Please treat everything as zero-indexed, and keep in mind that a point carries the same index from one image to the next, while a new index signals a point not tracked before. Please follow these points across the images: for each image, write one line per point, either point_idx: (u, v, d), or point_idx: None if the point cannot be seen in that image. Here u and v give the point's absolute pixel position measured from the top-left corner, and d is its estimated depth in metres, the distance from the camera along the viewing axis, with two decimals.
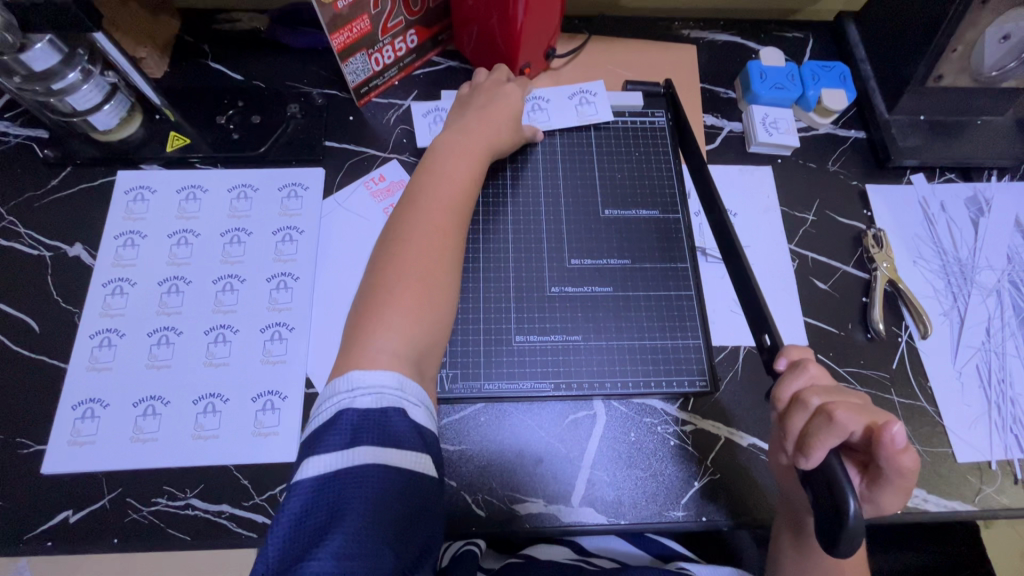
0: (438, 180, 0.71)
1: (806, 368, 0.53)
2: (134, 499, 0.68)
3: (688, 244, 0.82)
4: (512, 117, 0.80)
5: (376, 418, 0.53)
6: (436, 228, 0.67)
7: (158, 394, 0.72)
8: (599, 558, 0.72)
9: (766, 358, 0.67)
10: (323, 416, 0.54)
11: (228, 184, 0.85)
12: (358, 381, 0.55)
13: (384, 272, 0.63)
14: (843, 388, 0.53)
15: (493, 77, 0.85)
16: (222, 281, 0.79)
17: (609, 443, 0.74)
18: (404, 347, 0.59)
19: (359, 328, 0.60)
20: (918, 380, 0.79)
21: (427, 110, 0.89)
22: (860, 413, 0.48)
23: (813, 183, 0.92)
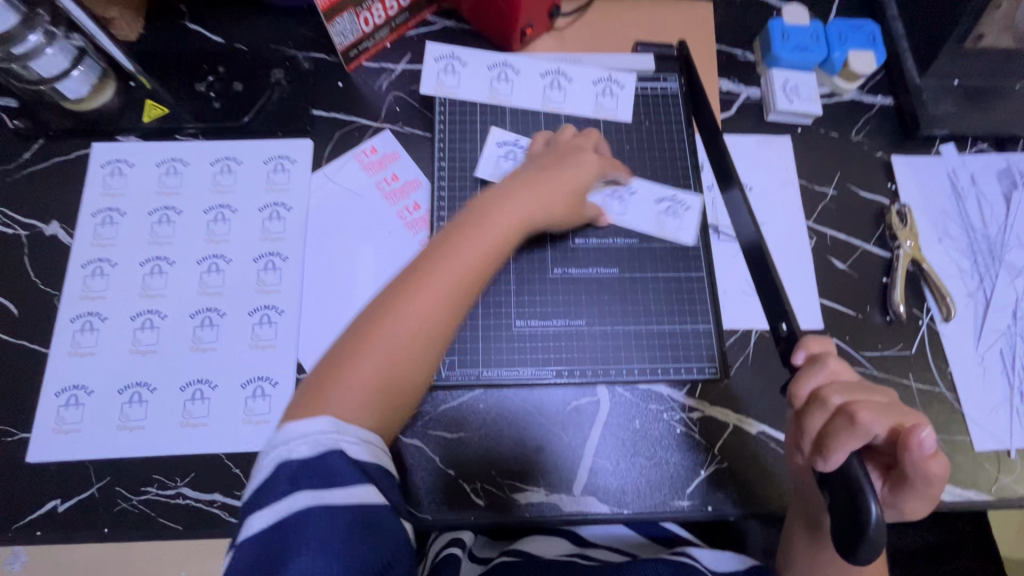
0: (466, 243, 0.61)
1: (826, 364, 0.49)
2: (123, 488, 0.66)
3: (701, 222, 0.77)
4: (568, 194, 0.69)
5: (315, 464, 0.49)
6: (442, 292, 0.58)
7: (143, 380, 0.69)
8: (596, 549, 0.71)
9: (783, 346, 0.64)
10: (262, 474, 0.50)
11: (211, 157, 0.80)
12: (300, 428, 0.50)
13: (369, 322, 0.57)
14: (864, 383, 0.49)
15: (572, 141, 0.74)
16: (207, 261, 0.74)
17: (611, 431, 0.71)
18: (358, 404, 0.54)
19: (321, 371, 0.55)
20: (938, 365, 0.76)
21: (505, 142, 0.79)
22: (883, 415, 0.45)
23: (834, 154, 0.86)
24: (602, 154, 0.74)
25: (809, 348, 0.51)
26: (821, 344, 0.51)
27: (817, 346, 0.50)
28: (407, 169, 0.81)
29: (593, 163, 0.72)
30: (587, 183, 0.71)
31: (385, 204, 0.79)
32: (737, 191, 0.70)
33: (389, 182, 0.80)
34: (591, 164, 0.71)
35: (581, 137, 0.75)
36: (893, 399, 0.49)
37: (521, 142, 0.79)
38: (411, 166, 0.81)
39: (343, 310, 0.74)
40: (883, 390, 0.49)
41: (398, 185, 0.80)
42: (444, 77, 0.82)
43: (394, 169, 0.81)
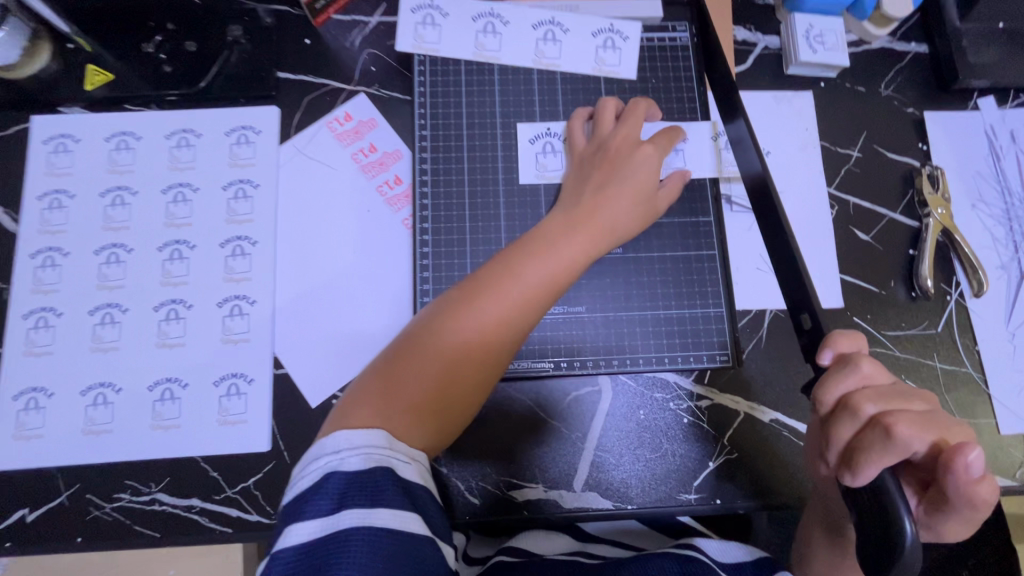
0: (519, 266, 0.58)
1: (858, 367, 0.43)
2: (94, 495, 0.62)
3: (710, 192, 0.69)
4: (631, 202, 0.61)
5: (364, 480, 0.47)
6: (499, 321, 0.56)
7: (107, 380, 0.64)
8: (596, 545, 0.67)
9: (805, 342, 0.55)
10: (306, 480, 0.48)
11: (166, 129, 0.71)
12: (352, 438, 0.49)
13: (424, 342, 0.56)
14: (901, 387, 0.44)
15: (622, 131, 0.64)
16: (169, 248, 0.68)
17: (614, 423, 0.66)
18: (408, 424, 0.53)
19: (374, 384, 0.55)
20: (966, 344, 0.70)
21: (537, 134, 0.70)
22: (923, 429, 0.40)
23: (860, 111, 0.77)
24: (659, 139, 0.64)
25: (838, 347, 0.45)
26: (851, 341, 0.45)
27: (847, 346, 0.44)
28: (386, 138, 0.73)
29: (651, 158, 0.63)
30: (650, 188, 0.62)
31: (362, 179, 0.71)
32: (756, 162, 0.61)
33: (365, 153, 0.72)
34: (651, 167, 0.63)
35: (632, 120, 0.65)
36: (933, 406, 0.43)
37: (553, 129, 0.70)
38: (390, 135, 0.73)
39: (321, 299, 0.68)
40: (922, 394, 0.44)
41: (376, 157, 0.72)
42: (423, 31, 0.71)
43: (371, 138, 0.72)
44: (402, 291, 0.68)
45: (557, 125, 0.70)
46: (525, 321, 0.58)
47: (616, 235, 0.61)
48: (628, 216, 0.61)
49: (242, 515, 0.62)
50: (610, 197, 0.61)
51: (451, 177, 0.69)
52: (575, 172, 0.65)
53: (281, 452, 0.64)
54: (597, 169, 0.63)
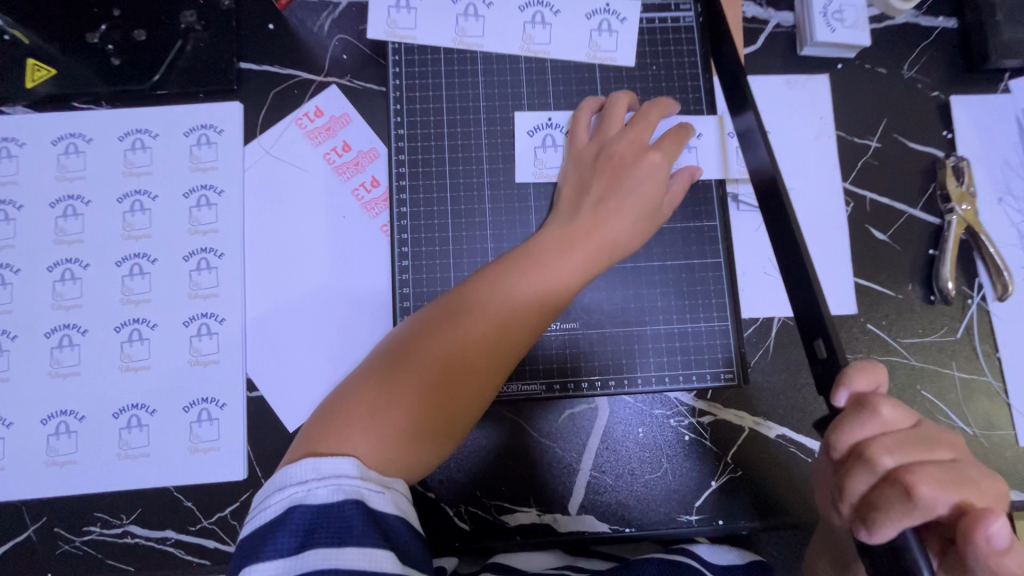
0: (510, 270, 0.53)
1: (879, 414, 0.39)
2: (63, 529, 0.59)
3: (717, 194, 0.62)
4: (634, 216, 0.56)
5: (331, 515, 0.43)
6: (488, 328, 0.51)
7: (69, 408, 0.60)
8: (590, 559, 0.61)
9: (819, 371, 0.48)
10: (269, 512, 0.44)
11: (118, 130, 0.65)
12: (321, 465, 0.45)
13: (407, 357, 0.50)
14: (923, 432, 0.40)
15: (628, 135, 0.58)
16: (128, 262, 0.62)
17: (611, 443, 0.63)
18: (385, 447, 0.47)
19: (348, 401, 0.49)
20: (986, 351, 0.66)
21: (536, 125, 0.63)
22: (945, 488, 0.36)
23: (880, 96, 0.70)
24: (669, 143, 0.58)
25: (856, 386, 0.40)
26: (871, 377, 0.40)
27: (866, 386, 0.40)
28: (360, 136, 0.66)
29: (659, 168, 0.57)
30: (656, 201, 0.57)
31: (335, 181, 0.65)
32: (766, 157, 0.54)
33: (339, 153, 0.66)
34: (658, 178, 0.57)
35: (642, 124, 0.59)
36: (958, 454, 0.39)
37: (554, 119, 0.63)
38: (365, 132, 0.66)
39: (294, 317, 0.63)
40: (946, 439, 0.40)
41: (350, 157, 0.66)
42: (397, 16, 0.64)
43: (345, 136, 0.66)
44: (382, 305, 0.63)
45: (560, 116, 0.63)
46: (519, 328, 0.52)
47: (616, 253, 0.55)
48: (629, 230, 0.56)
49: (219, 547, 0.58)
50: (612, 204, 0.56)
51: (431, 180, 0.62)
52: (574, 177, 0.59)
53: (258, 480, 0.60)
54: (600, 175, 0.57)
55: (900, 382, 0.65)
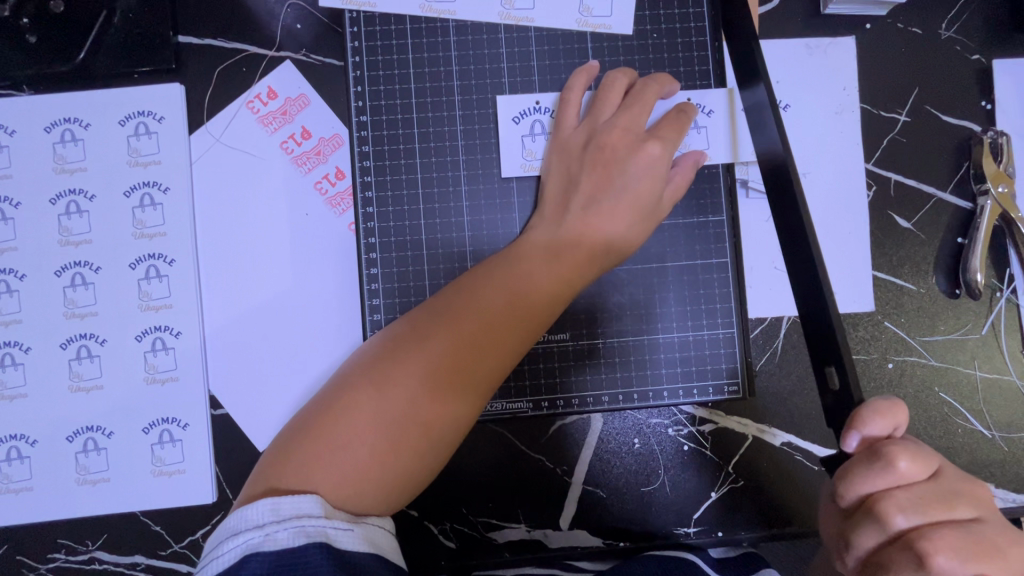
0: (497, 270, 0.48)
1: (897, 470, 0.35)
2: (26, 557, 0.55)
3: (725, 183, 0.55)
4: (632, 213, 0.49)
5: (294, 564, 0.36)
6: (473, 332, 0.45)
7: (20, 432, 0.55)
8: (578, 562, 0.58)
9: (829, 403, 0.44)
10: (222, 562, 0.38)
11: (45, 119, 0.57)
12: (280, 506, 0.39)
13: (380, 372, 0.43)
14: (945, 485, 0.36)
15: (622, 120, 0.51)
16: (69, 271, 0.56)
17: (604, 455, 0.59)
18: (354, 478, 0.41)
19: (312, 427, 0.42)
20: (1012, 349, 0.60)
21: (521, 110, 0.55)
22: (963, 560, 0.34)
23: (912, 61, 0.62)
24: (670, 126, 0.51)
25: (869, 431, 0.37)
26: (889, 420, 0.37)
27: (881, 432, 0.37)
28: (320, 120, 0.58)
29: (659, 157, 0.50)
30: (655, 196, 0.50)
31: (294, 173, 0.58)
32: (777, 139, 0.47)
33: (297, 140, 0.58)
34: (657, 170, 0.50)
35: (639, 105, 0.51)
36: (982, 512, 0.36)
37: (542, 102, 0.55)
38: (325, 116, 0.58)
39: (257, 328, 0.57)
40: (974, 496, 0.37)
41: (310, 146, 0.58)
42: None
43: (302, 122, 0.58)
44: (352, 314, 0.58)
45: (548, 97, 0.55)
46: (508, 331, 0.46)
47: (609, 256, 0.49)
48: (627, 228, 0.49)
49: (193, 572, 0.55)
50: (607, 199, 0.49)
51: (400, 175, 0.55)
52: (563, 167, 0.52)
53: (229, 501, 0.56)
54: (592, 167, 0.50)
55: (917, 385, 0.60)
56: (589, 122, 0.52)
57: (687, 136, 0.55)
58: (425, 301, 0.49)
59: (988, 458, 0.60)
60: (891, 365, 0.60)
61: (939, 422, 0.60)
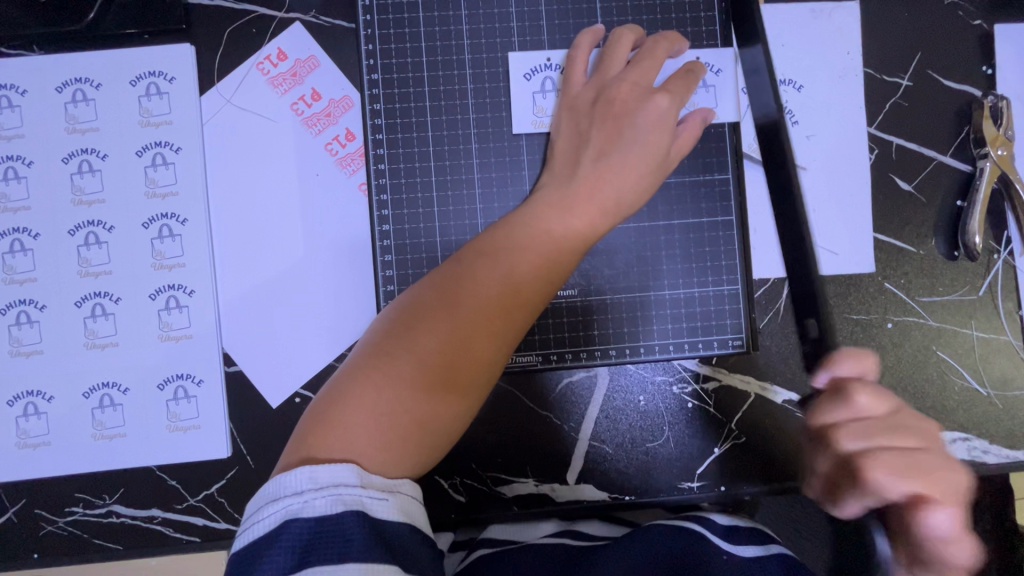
0: (514, 232, 0.48)
1: (849, 399, 0.39)
2: (44, 510, 0.56)
3: (732, 142, 0.56)
4: (646, 170, 0.50)
5: (332, 531, 0.38)
6: (495, 295, 0.45)
7: (37, 388, 0.56)
8: (587, 522, 0.59)
9: (806, 351, 0.45)
10: (262, 526, 0.39)
11: (56, 80, 0.57)
12: (317, 474, 0.39)
13: (406, 335, 0.44)
14: (897, 417, 0.39)
15: (632, 76, 0.51)
16: (82, 231, 0.57)
17: (610, 412, 0.60)
18: (389, 442, 0.42)
19: (342, 393, 0.43)
20: (1008, 309, 0.62)
21: (532, 67, 0.56)
22: (903, 478, 0.37)
23: (915, 25, 0.62)
24: (678, 81, 0.52)
25: (839, 371, 0.40)
26: (856, 363, 0.40)
27: (850, 372, 0.40)
28: (330, 82, 0.59)
29: (669, 113, 0.50)
30: (666, 151, 0.51)
31: (304, 134, 0.59)
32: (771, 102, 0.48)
33: (307, 102, 0.59)
34: (668, 125, 0.50)
35: (647, 62, 0.52)
36: (933, 444, 0.39)
37: (553, 59, 0.56)
38: (335, 78, 0.59)
39: (270, 287, 0.58)
40: (925, 430, 0.39)
41: (320, 108, 0.59)
42: None
43: (313, 83, 0.59)
44: (363, 273, 0.59)
45: (559, 55, 0.56)
46: (528, 293, 0.46)
47: (620, 212, 0.50)
48: (639, 186, 0.50)
49: (209, 525, 0.56)
50: (622, 159, 0.50)
51: (411, 134, 0.56)
52: (573, 126, 0.53)
53: (244, 456, 0.57)
54: (604, 127, 0.51)
55: (916, 344, 0.61)
56: (599, 83, 0.52)
57: (695, 95, 0.56)
58: (443, 265, 0.49)
59: (983, 414, 0.61)
60: (891, 324, 0.61)
61: (936, 380, 0.61)
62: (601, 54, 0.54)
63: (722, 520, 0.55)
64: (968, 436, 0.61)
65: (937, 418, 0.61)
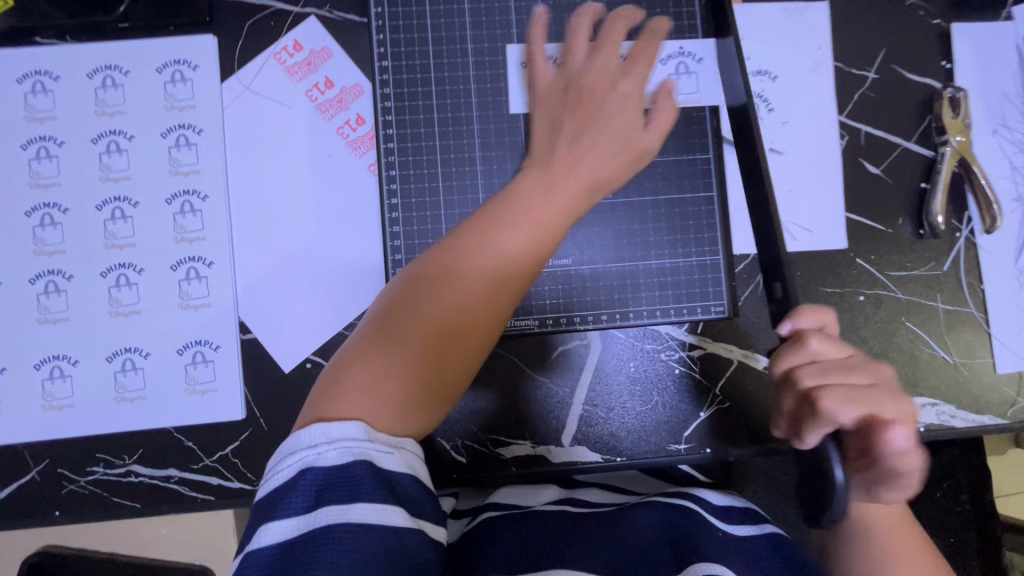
0: (503, 210, 0.50)
1: (806, 343, 0.46)
2: (66, 470, 0.59)
3: (711, 124, 0.62)
4: (618, 148, 0.55)
5: (343, 476, 0.41)
6: (485, 270, 0.48)
7: (62, 353, 0.60)
8: (585, 490, 0.65)
9: (773, 309, 0.52)
10: (280, 476, 0.42)
11: (88, 67, 0.62)
12: (328, 430, 0.43)
13: (404, 309, 0.48)
14: (850, 360, 0.46)
15: (597, 64, 0.56)
16: (109, 206, 0.61)
17: (603, 378, 0.64)
18: (394, 403, 0.45)
19: (348, 366, 0.47)
20: (971, 283, 0.67)
21: None
22: (849, 405, 0.44)
23: (880, 24, 0.68)
24: (640, 60, 0.57)
25: (798, 321, 0.47)
26: (815, 316, 0.48)
27: (807, 322, 0.47)
28: (343, 70, 0.64)
29: (633, 95, 0.56)
30: (634, 128, 0.55)
31: (318, 117, 0.63)
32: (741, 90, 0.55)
33: (321, 89, 0.63)
34: (633, 104, 0.56)
35: (609, 48, 0.57)
36: (877, 379, 0.46)
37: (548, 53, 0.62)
38: (346, 65, 0.64)
39: (283, 258, 0.62)
40: (872, 368, 0.47)
41: (333, 93, 0.63)
42: None
43: (326, 71, 0.63)
44: (371, 247, 0.63)
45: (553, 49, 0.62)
46: (518, 267, 0.49)
47: (598, 186, 0.53)
48: (613, 162, 0.55)
49: (224, 483, 0.60)
50: (596, 139, 0.54)
51: (418, 115, 0.61)
52: (549, 111, 0.56)
53: (257, 419, 0.61)
54: (577, 111, 0.55)
55: (886, 315, 0.66)
56: (568, 73, 0.57)
57: (678, 79, 0.62)
58: (434, 244, 0.52)
59: (950, 382, 0.66)
60: (863, 297, 0.66)
61: (906, 350, 0.66)
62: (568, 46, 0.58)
63: (715, 500, 0.60)
64: (936, 402, 0.65)
65: (907, 385, 0.65)
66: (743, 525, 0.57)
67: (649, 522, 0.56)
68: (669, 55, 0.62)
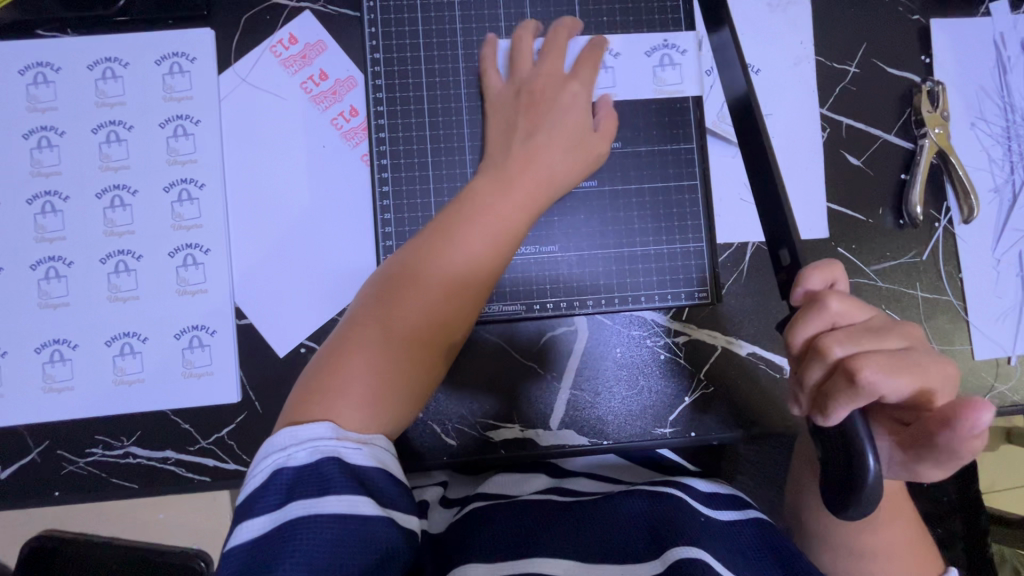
0: (466, 213, 0.53)
1: (826, 306, 0.44)
2: (65, 451, 0.61)
3: (695, 116, 0.64)
4: (573, 146, 0.59)
5: (313, 473, 0.41)
6: (451, 268, 0.51)
7: (62, 338, 0.61)
8: (574, 480, 0.65)
9: (781, 279, 0.51)
10: (252, 482, 0.43)
11: (88, 58, 0.63)
12: (299, 432, 0.43)
13: (378, 312, 0.50)
14: (875, 324, 0.45)
15: (544, 70, 0.60)
16: (108, 194, 0.62)
17: (589, 363, 0.65)
18: (371, 401, 0.46)
19: (319, 371, 0.48)
20: (949, 272, 0.68)
21: None
22: (888, 372, 0.42)
23: (861, 19, 0.70)
24: (583, 64, 0.61)
25: (811, 285, 0.46)
26: (825, 276, 0.46)
27: (819, 284, 0.46)
28: (337, 63, 0.65)
29: (580, 97, 0.60)
30: (584, 126, 0.59)
31: (312, 109, 0.65)
32: (739, 80, 0.53)
33: (316, 81, 0.65)
34: (582, 104, 0.60)
35: (553, 54, 0.61)
36: (912, 343, 0.45)
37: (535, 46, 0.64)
38: (340, 58, 0.65)
39: (277, 245, 0.64)
40: (903, 331, 0.45)
41: (328, 85, 0.65)
42: None
43: (321, 64, 0.65)
44: (363, 235, 0.64)
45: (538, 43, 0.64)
46: (482, 266, 0.52)
47: (555, 184, 0.57)
48: (569, 160, 0.58)
49: (219, 465, 0.61)
50: (551, 140, 0.58)
51: (409, 106, 0.63)
52: (503, 118, 0.60)
53: (252, 403, 0.62)
54: (531, 116, 0.58)
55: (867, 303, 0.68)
56: (517, 82, 0.60)
57: (663, 72, 0.64)
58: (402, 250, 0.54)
59: None
60: None
61: None
62: (512, 58, 0.62)
63: (702, 486, 0.60)
64: None
65: None
66: (727, 510, 0.58)
67: (632, 506, 0.57)
68: (657, 48, 0.64)
